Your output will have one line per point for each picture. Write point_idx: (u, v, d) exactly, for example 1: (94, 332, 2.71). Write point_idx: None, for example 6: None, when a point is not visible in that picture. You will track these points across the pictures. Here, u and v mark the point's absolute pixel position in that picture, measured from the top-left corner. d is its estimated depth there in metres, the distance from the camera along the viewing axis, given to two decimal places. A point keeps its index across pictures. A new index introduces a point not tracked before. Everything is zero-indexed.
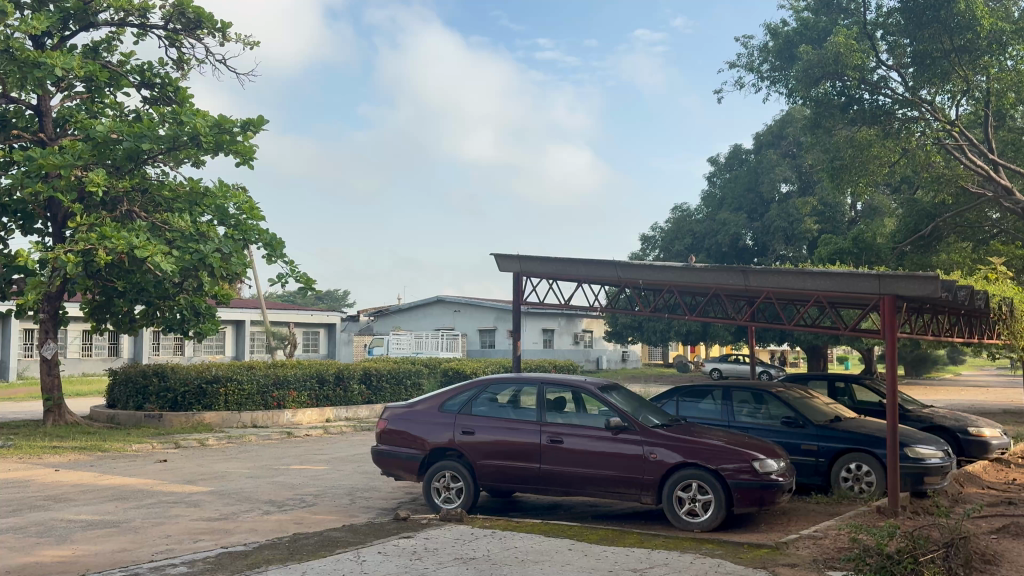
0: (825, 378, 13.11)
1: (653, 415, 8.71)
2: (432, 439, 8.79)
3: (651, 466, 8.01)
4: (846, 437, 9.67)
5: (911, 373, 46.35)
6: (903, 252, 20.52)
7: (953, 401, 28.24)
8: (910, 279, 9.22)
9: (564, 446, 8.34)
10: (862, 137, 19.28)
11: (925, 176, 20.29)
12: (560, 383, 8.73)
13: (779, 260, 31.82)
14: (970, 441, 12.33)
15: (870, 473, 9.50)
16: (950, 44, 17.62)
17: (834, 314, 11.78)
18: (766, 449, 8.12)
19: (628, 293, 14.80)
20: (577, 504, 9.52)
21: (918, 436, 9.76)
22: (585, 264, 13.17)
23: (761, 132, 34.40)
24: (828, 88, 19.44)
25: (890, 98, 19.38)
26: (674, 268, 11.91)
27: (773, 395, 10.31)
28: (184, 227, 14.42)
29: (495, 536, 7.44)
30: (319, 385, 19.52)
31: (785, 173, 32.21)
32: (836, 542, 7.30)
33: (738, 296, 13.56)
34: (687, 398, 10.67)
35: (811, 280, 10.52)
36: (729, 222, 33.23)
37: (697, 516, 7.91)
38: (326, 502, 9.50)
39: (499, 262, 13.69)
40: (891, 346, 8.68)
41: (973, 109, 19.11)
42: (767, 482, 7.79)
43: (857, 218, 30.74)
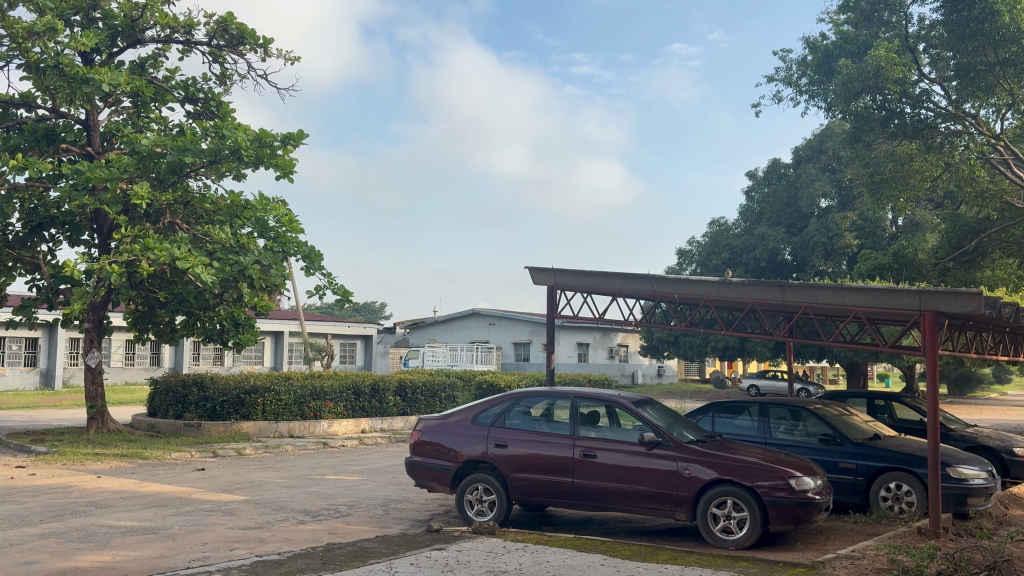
0: (864, 396, 12.92)
1: (688, 431, 8.64)
2: (466, 451, 8.81)
3: (685, 482, 7.94)
4: (886, 456, 9.50)
5: (955, 391, 45.41)
6: (946, 268, 19.95)
7: (998, 420, 27.49)
8: (951, 295, 9.03)
9: (597, 461, 8.31)
10: (903, 151, 18.92)
11: (969, 192, 19.81)
12: (593, 397, 8.70)
13: (818, 275, 31.40)
14: (1014, 461, 12.04)
15: (910, 493, 9.32)
16: (995, 58, 17.18)
17: (873, 329, 11.54)
18: (804, 467, 8.01)
19: (663, 307, 14.68)
20: (611, 519, 9.47)
21: (961, 456, 9.56)
22: (619, 277, 13.11)
23: (800, 146, 34.08)
24: (868, 101, 19.14)
25: (933, 112, 18.96)
26: (711, 283, 11.78)
27: (810, 412, 10.17)
28: (225, 239, 14.64)
29: (527, 549, 7.44)
30: (355, 396, 19.66)
31: (824, 188, 31.94)
32: (875, 562, 7.18)
33: (775, 310, 13.36)
34: (723, 414, 10.58)
35: (849, 296, 10.36)
36: (767, 237, 32.89)
37: (732, 533, 7.83)
38: (360, 513, 9.57)
39: (533, 275, 13.67)
40: (932, 362, 8.48)
41: (1019, 123, 18.66)
42: (804, 500, 7.69)
43: (898, 233, 30.34)
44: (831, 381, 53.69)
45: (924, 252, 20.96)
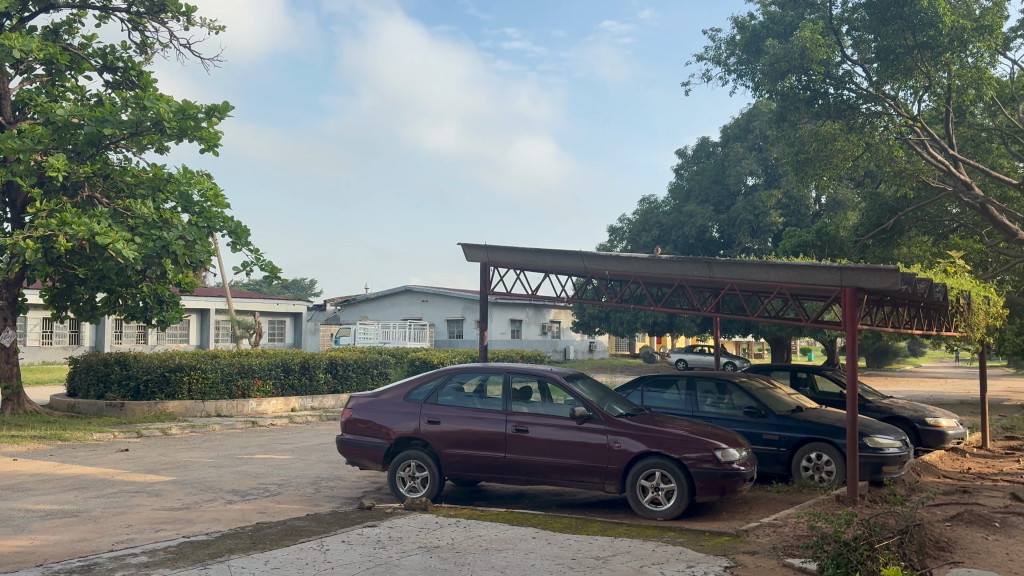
0: (787, 369, 13.33)
1: (618, 405, 8.78)
2: (398, 428, 8.78)
3: (614, 455, 8.07)
4: (807, 427, 9.82)
5: (873, 364, 47.23)
6: (865, 245, 20.70)
7: (913, 392, 28.58)
8: (870, 271, 9.35)
9: (529, 435, 8.38)
10: (827, 131, 19.23)
11: (888, 171, 20.36)
12: (526, 372, 8.75)
13: (744, 252, 32.10)
14: (928, 431, 12.61)
15: (830, 462, 9.66)
16: (913, 41, 17.34)
17: (796, 304, 11.85)
18: (729, 438, 8.21)
19: (594, 284, 14.79)
20: (543, 493, 9.59)
21: (877, 426, 9.94)
22: (552, 255, 13.18)
23: (727, 125, 34.65)
24: (794, 81, 19.23)
25: (854, 92, 19.19)
26: (641, 259, 11.93)
27: (736, 385, 10.45)
28: (147, 214, 14.20)
29: (460, 524, 7.47)
30: (284, 374, 19.40)
31: (751, 166, 32.65)
32: (796, 530, 7.45)
33: (703, 287, 13.62)
34: (652, 388, 10.80)
35: (774, 272, 10.62)
36: (696, 215, 33.41)
37: (660, 504, 8.00)
38: (290, 491, 9.47)
39: (466, 252, 13.63)
40: (852, 334, 8.75)
41: (935, 105, 18.99)
42: (730, 471, 7.90)
43: (821, 211, 31.24)
44: (756, 355, 55.36)
45: (844, 230, 21.62)
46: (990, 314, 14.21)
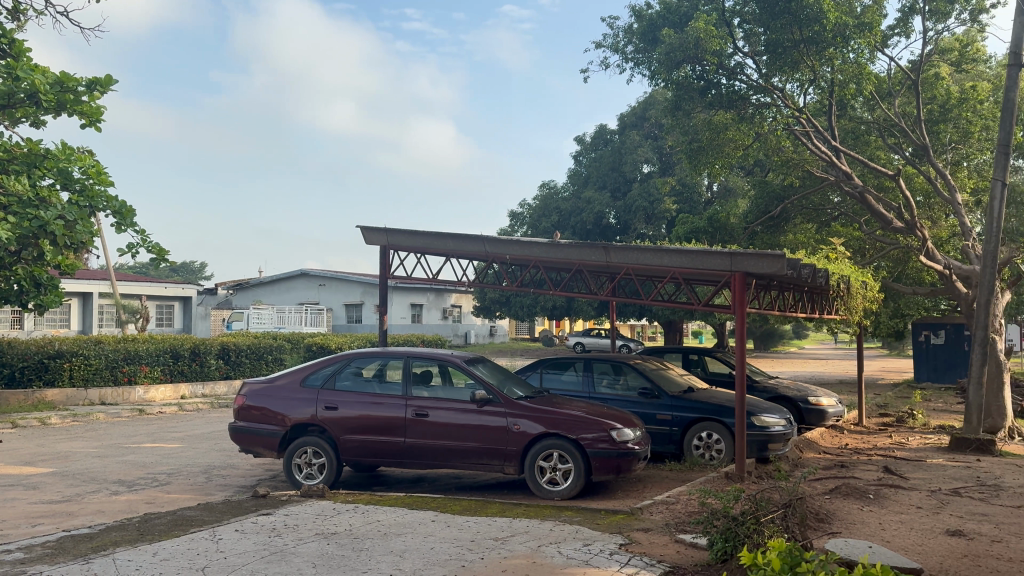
0: (679, 351, 13.75)
1: (517, 387, 8.86)
2: (294, 415, 8.61)
3: (514, 437, 8.14)
4: (698, 407, 10.15)
5: (760, 346, 49.24)
6: (754, 232, 21.51)
7: (796, 373, 29.96)
8: (758, 257, 9.73)
9: (428, 420, 8.35)
10: (719, 120, 19.72)
11: (776, 160, 21.16)
12: (426, 356, 8.72)
13: (639, 238, 32.80)
14: (809, 409, 13.24)
15: (719, 441, 10.01)
16: (800, 35, 17.91)
17: (689, 289, 12.20)
18: (625, 419, 8.41)
19: (495, 268, 14.85)
20: (442, 476, 9.60)
21: (763, 405, 10.37)
22: (452, 238, 13.16)
23: (624, 113, 35.27)
24: (689, 71, 19.52)
25: (745, 84, 19.65)
26: (540, 244, 12.05)
27: (631, 366, 10.70)
28: (22, 192, 13.39)
29: (358, 510, 7.39)
30: (173, 360, 18.70)
31: (646, 154, 33.41)
32: (687, 507, 7.71)
33: (601, 272, 13.86)
34: (550, 370, 10.95)
35: (668, 258, 10.91)
36: (594, 200, 33.90)
37: (557, 485, 8.12)
38: (180, 481, 9.17)
39: (365, 235, 13.45)
40: (741, 316, 9.08)
41: (818, 98, 19.76)
42: (624, 450, 8.09)
43: (712, 198, 32.25)
44: (650, 337, 56.92)
45: (735, 218, 22.38)
46: (867, 298, 15.01)
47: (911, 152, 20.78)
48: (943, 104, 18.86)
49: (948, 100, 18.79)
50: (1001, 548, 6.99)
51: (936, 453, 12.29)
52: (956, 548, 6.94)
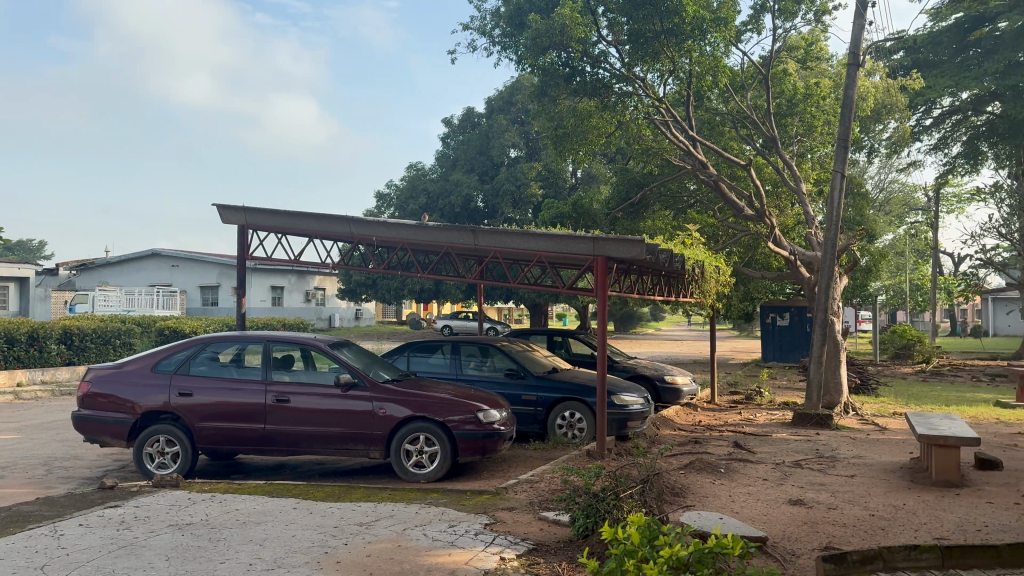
0: (544, 333, 13.99)
1: (383, 371, 8.76)
2: (144, 402, 8.18)
3: (379, 421, 8.05)
4: (562, 387, 10.36)
5: (621, 328, 50.89)
6: (615, 218, 22.17)
7: (654, 353, 31.17)
8: (620, 242, 10.00)
9: (290, 405, 8.13)
10: (583, 108, 20.07)
11: (637, 148, 21.82)
12: (287, 340, 8.47)
13: (506, 222, 33.09)
14: (666, 388, 13.79)
15: (581, 420, 10.26)
16: (661, 26, 18.42)
17: (554, 272, 12.41)
18: (491, 400, 8.47)
19: (360, 250, 14.60)
20: (304, 462, 9.38)
21: (623, 384, 10.71)
22: (315, 219, 12.82)
23: (491, 97, 35.41)
24: (554, 58, 19.64)
25: (608, 72, 19.89)
26: (406, 226, 11.93)
27: (497, 348, 10.79)
28: None
29: (215, 499, 7.12)
30: (8, 345, 17.39)
31: (513, 138, 33.76)
32: (550, 485, 7.86)
33: (468, 255, 13.88)
34: (417, 353, 10.90)
35: (534, 242, 11.03)
36: (461, 183, 33.84)
37: (423, 468, 8.09)
38: (16, 474, 8.54)
39: (223, 213, 12.91)
40: (604, 299, 9.31)
41: (676, 89, 20.38)
42: (490, 432, 8.16)
43: (577, 184, 33.01)
44: (516, 320, 57.82)
45: (598, 203, 22.96)
46: (721, 282, 15.75)
47: (761, 144, 21.91)
48: (790, 99, 19.98)
49: (795, 96, 19.91)
50: (836, 514, 7.52)
51: (780, 428, 13.09)
52: (798, 516, 7.41)
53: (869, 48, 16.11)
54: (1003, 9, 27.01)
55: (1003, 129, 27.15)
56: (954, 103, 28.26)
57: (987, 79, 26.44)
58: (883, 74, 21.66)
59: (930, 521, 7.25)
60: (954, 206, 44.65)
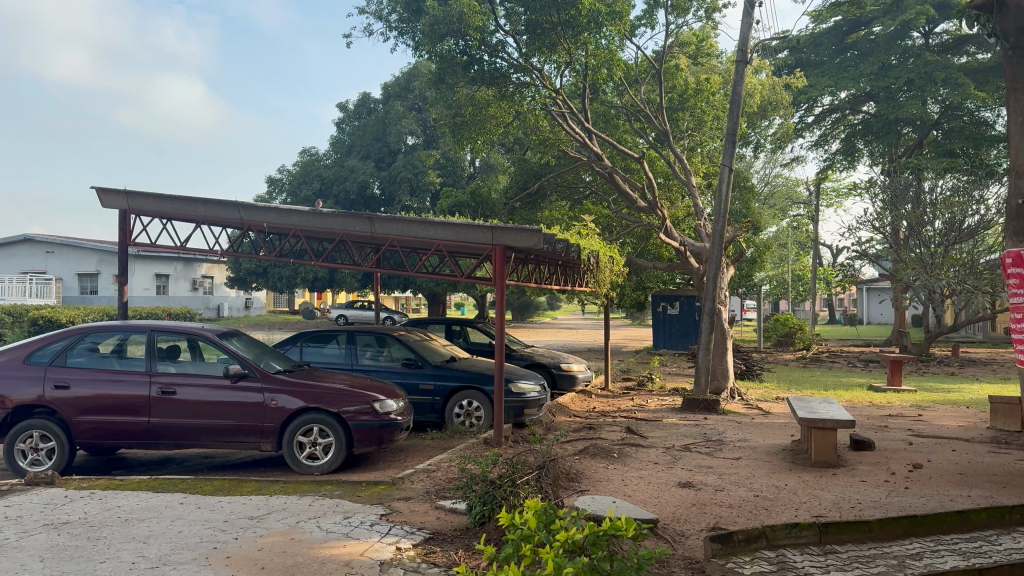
0: (442, 322, 13.95)
1: (275, 361, 8.54)
2: (16, 396, 7.69)
3: (271, 413, 7.84)
4: (459, 376, 10.34)
5: (518, 317, 51.34)
6: (513, 207, 22.28)
7: (550, 342, 31.57)
8: (518, 231, 10.06)
9: (176, 398, 7.82)
10: (481, 96, 20.03)
11: (534, 138, 21.96)
12: (173, 330, 8.14)
13: (403, 210, 32.79)
14: (561, 375, 13.98)
15: (479, 408, 10.27)
16: (557, 18, 18.53)
17: (452, 261, 12.36)
18: (387, 390, 8.38)
19: (250, 237, 14.15)
20: (191, 456, 9.04)
21: (520, 372, 10.78)
22: (203, 204, 12.35)
23: (388, 83, 34.99)
24: (452, 45, 19.31)
25: (506, 62, 19.76)
26: (301, 213, 11.65)
27: (394, 338, 10.67)
28: None
29: (94, 497, 6.77)
30: None
31: (410, 126, 33.45)
32: (447, 474, 7.85)
33: (364, 243, 13.66)
34: (312, 343, 10.67)
35: (432, 230, 10.96)
36: (357, 170, 33.24)
37: (317, 460, 7.92)
38: None
39: (102, 197, 12.27)
40: (502, 287, 9.34)
41: (573, 80, 20.52)
42: (386, 422, 8.08)
43: (474, 173, 33.20)
44: (413, 309, 57.50)
45: (495, 192, 23.04)
46: (615, 272, 16.08)
47: (654, 136, 22.44)
48: (682, 94, 20.54)
49: (686, 90, 20.47)
50: (722, 495, 7.80)
51: (670, 413, 13.49)
52: (687, 497, 7.65)
53: (756, 47, 16.70)
54: (878, 14, 28.51)
55: (877, 128, 28.69)
56: (833, 102, 29.63)
57: (862, 80, 27.89)
58: (769, 72, 22.51)
59: (809, 500, 7.62)
60: (832, 200, 46.98)
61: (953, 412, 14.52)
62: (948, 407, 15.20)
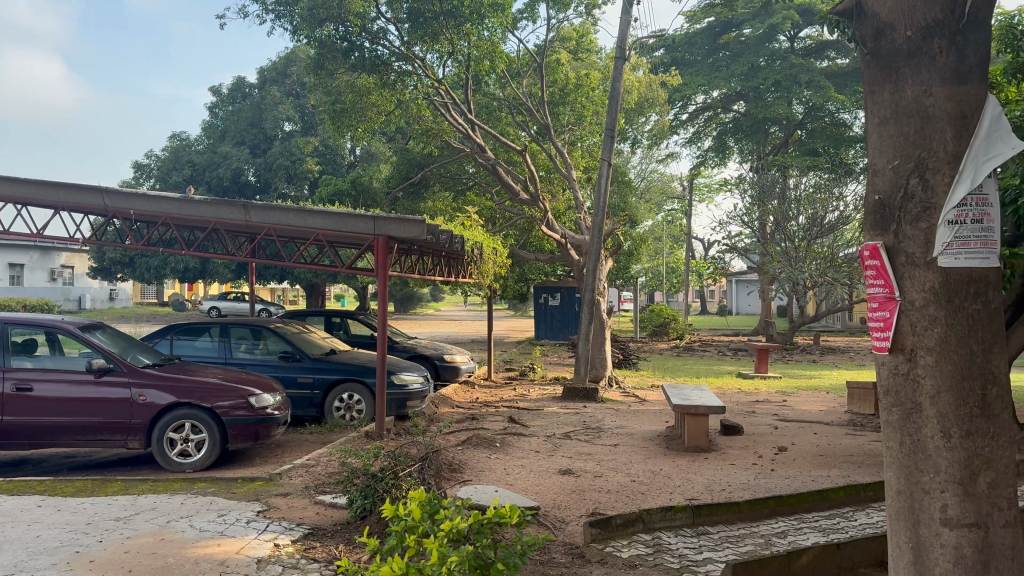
0: (321, 314, 13.65)
1: (143, 355, 8.12)
2: None
3: (139, 408, 7.46)
4: (339, 368, 10.15)
5: (400, 309, 50.90)
6: (395, 197, 22.04)
7: (432, 333, 31.47)
8: (400, 222, 9.95)
9: (33, 394, 7.34)
10: (361, 84, 19.64)
11: (416, 128, 21.76)
12: (29, 322, 7.61)
13: (280, 198, 31.92)
14: (444, 366, 13.96)
15: (360, 401, 10.12)
16: (439, 7, 18.35)
17: (331, 251, 12.09)
18: (264, 384, 8.13)
19: (115, 225, 13.40)
20: (51, 456, 8.51)
21: (402, 364, 10.69)
22: (62, 189, 11.60)
23: (264, 67, 33.98)
24: (331, 31, 18.68)
25: (388, 49, 19.29)
26: (171, 200, 11.12)
27: (270, 330, 10.35)
28: None
29: None
30: None
31: (287, 112, 32.53)
32: (327, 468, 7.70)
33: (239, 232, 13.18)
34: (182, 336, 10.21)
35: (311, 219, 10.68)
36: (231, 156, 31.99)
37: (189, 456, 7.60)
38: None
39: None
40: (383, 277, 9.22)
41: (455, 71, 20.40)
42: (263, 417, 7.84)
43: (355, 161, 32.87)
44: (291, 301, 56.08)
45: (376, 181, 22.73)
46: (497, 263, 16.18)
47: (536, 130, 22.68)
48: (563, 88, 20.84)
49: (567, 85, 20.78)
50: (601, 481, 7.99)
51: (551, 402, 13.70)
52: (567, 485, 7.78)
53: (634, 44, 17.12)
54: (748, 17, 29.79)
55: (746, 126, 29.98)
56: (706, 101, 30.75)
57: (733, 80, 29.09)
58: (646, 69, 23.08)
59: (682, 484, 7.89)
60: (704, 195, 48.84)
61: (814, 397, 15.39)
62: (810, 392, 16.10)
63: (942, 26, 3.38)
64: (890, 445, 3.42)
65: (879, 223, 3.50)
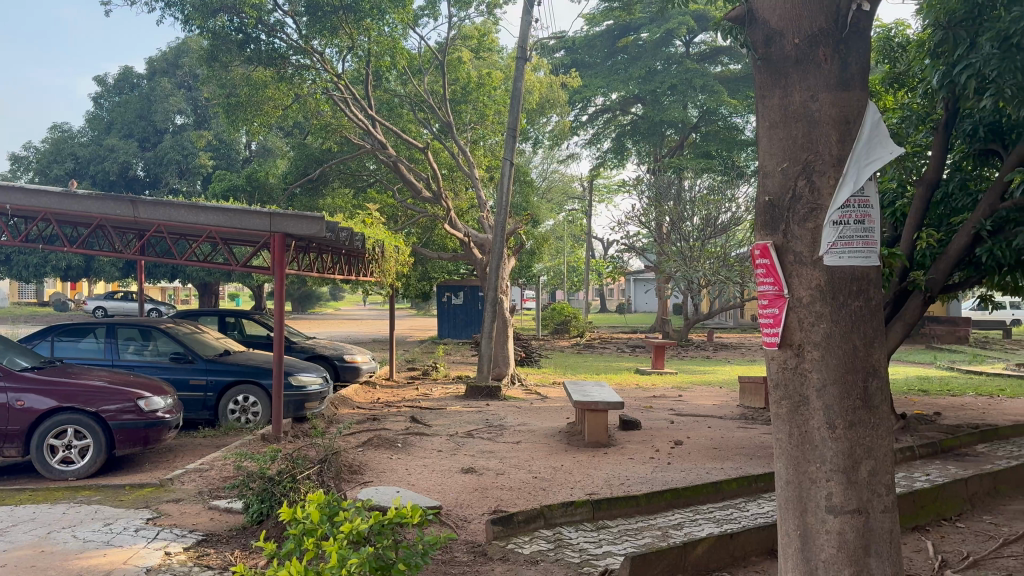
0: (215, 314, 13.19)
1: (21, 357, 7.69)
2: None
3: (16, 415, 7.08)
4: (234, 370, 9.84)
5: (298, 308, 49.85)
6: (293, 193, 21.55)
7: (332, 332, 30.94)
8: (298, 219, 9.73)
9: None
10: (258, 77, 19.13)
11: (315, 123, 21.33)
12: None
13: (171, 193, 30.81)
14: (344, 367, 13.75)
15: (256, 403, 9.85)
16: (338, 2, 17.83)
17: (226, 249, 11.71)
18: (153, 387, 7.80)
19: None
20: None
21: (301, 364, 10.45)
22: None
23: (154, 57, 32.71)
24: (225, 21, 17.81)
25: (284, 43, 18.80)
26: (51, 194, 10.54)
27: (161, 331, 9.94)
28: None
29: None
30: None
31: (179, 104, 31.41)
32: (221, 472, 7.45)
33: (126, 228, 12.60)
34: (64, 337, 9.69)
35: (203, 215, 10.32)
36: (117, 149, 30.56)
37: (72, 464, 7.19)
38: None
39: None
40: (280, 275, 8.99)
41: (355, 66, 20.10)
42: (153, 420, 7.50)
43: (250, 156, 31.96)
44: (182, 301, 54.08)
45: (273, 177, 22.19)
46: (399, 261, 16.04)
47: (437, 128, 22.61)
48: (465, 87, 20.88)
49: (468, 83, 20.84)
50: (503, 478, 8.01)
51: (454, 401, 13.68)
52: (469, 483, 7.77)
53: (535, 45, 17.28)
54: (645, 22, 30.52)
55: (644, 128, 30.70)
56: (605, 103, 31.32)
57: (630, 83, 29.77)
58: (547, 70, 23.29)
59: (583, 479, 8.00)
60: (603, 196, 49.80)
61: (708, 391, 15.89)
62: (704, 387, 16.62)
63: (826, 35, 3.52)
64: (779, 436, 3.54)
65: (769, 224, 3.62)
